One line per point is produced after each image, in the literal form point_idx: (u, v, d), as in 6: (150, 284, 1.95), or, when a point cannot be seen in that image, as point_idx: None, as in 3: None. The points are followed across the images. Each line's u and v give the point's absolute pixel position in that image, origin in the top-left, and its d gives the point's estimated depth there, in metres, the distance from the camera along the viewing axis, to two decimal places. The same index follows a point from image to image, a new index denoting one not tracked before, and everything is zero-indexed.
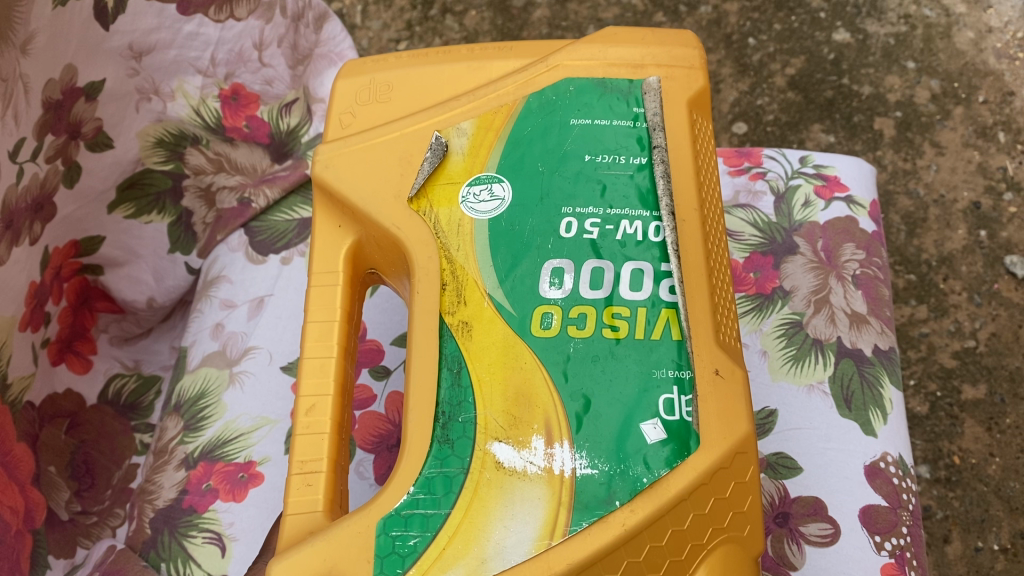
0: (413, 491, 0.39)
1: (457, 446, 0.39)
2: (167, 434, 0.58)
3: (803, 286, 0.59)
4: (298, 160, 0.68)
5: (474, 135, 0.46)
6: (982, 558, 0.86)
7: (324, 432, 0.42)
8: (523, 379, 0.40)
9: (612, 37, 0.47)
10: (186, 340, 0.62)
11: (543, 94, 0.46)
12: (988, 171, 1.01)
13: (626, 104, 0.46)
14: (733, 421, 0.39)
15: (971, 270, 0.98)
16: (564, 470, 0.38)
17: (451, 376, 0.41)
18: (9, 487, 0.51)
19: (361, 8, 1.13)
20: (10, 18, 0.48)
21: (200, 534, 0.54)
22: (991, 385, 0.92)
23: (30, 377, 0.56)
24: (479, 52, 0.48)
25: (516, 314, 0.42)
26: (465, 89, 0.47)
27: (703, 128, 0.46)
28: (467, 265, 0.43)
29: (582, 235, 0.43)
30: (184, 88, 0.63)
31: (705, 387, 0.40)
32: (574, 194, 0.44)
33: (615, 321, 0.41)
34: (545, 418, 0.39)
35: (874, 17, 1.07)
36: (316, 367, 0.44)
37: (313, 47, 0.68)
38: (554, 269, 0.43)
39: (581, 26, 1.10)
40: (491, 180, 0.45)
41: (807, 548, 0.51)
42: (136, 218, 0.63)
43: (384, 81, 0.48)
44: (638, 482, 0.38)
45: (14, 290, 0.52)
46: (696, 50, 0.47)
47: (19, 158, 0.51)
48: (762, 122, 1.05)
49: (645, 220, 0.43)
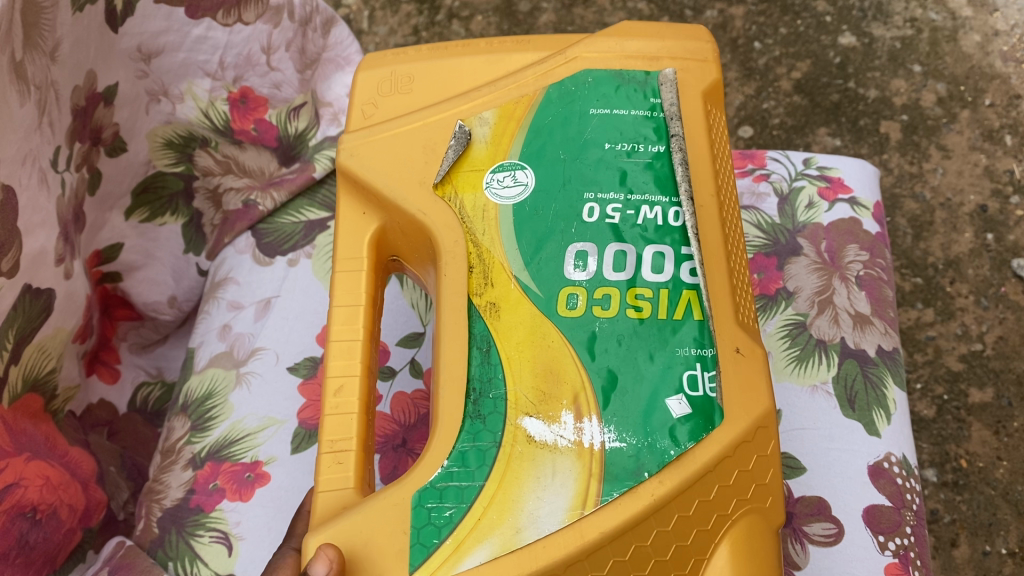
0: (447, 465, 0.39)
1: (489, 420, 0.40)
2: (175, 434, 0.59)
3: (807, 287, 0.59)
4: (306, 163, 0.67)
5: (496, 125, 0.46)
6: (990, 562, 0.87)
7: (353, 414, 0.43)
8: (551, 356, 0.41)
9: (628, 30, 0.47)
10: (194, 341, 0.62)
11: (562, 85, 0.47)
12: (995, 174, 1.02)
13: (642, 95, 0.46)
14: (755, 394, 0.40)
15: (977, 273, 0.98)
16: (593, 443, 0.39)
17: (481, 354, 0.41)
18: (72, 485, 0.53)
19: (369, 13, 1.16)
20: (38, 26, 0.47)
21: (207, 533, 0.55)
22: (998, 389, 0.93)
23: (74, 388, 0.57)
24: (497, 46, 0.49)
25: (542, 295, 0.42)
26: (484, 81, 0.48)
27: (717, 120, 0.47)
28: (493, 248, 0.43)
29: (604, 220, 0.44)
30: (193, 91, 0.63)
31: (726, 364, 0.40)
32: (595, 180, 0.44)
33: (638, 301, 0.42)
34: (574, 394, 0.40)
35: (880, 20, 1.08)
36: (343, 351, 0.44)
37: (320, 52, 0.67)
38: (578, 253, 0.43)
39: (586, 30, 1.12)
40: (514, 167, 0.45)
41: (811, 548, 0.51)
42: (151, 220, 0.64)
43: (406, 74, 0.48)
44: (665, 454, 0.38)
45: (76, 303, 0.55)
46: (709, 43, 0.47)
47: (58, 168, 0.51)
48: (767, 125, 1.06)
49: (665, 206, 0.44)
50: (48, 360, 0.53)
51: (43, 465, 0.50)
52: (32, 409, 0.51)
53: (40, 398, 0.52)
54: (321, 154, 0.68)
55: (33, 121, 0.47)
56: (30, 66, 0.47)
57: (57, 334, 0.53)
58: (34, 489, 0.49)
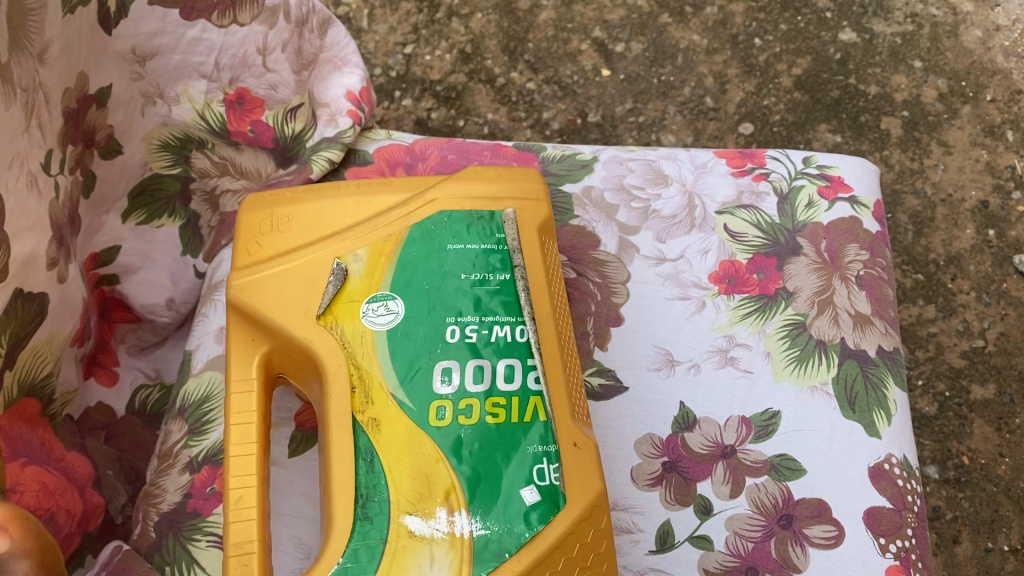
0: (343, 561, 0.42)
1: (375, 522, 0.42)
2: (172, 438, 0.58)
3: (806, 287, 0.59)
4: (302, 165, 0.67)
5: (369, 262, 0.49)
6: (992, 559, 0.92)
7: (252, 517, 0.45)
8: (427, 462, 0.44)
9: (474, 176, 0.52)
10: (191, 344, 0.62)
11: (422, 225, 0.50)
12: (996, 170, 1.06)
13: (488, 230, 0.50)
14: (592, 479, 0.44)
15: (979, 269, 1.03)
16: (464, 531, 0.42)
17: (366, 465, 0.44)
18: (68, 491, 0.53)
19: (368, 12, 1.19)
20: (26, 29, 0.46)
21: (204, 538, 0.54)
22: (1000, 385, 0.98)
23: (73, 391, 0.57)
24: (366, 189, 0.52)
25: (416, 409, 0.45)
26: (351, 222, 0.50)
27: (551, 249, 0.52)
28: (373, 369, 0.46)
29: (464, 340, 0.47)
30: (189, 92, 0.62)
31: (567, 458, 0.44)
32: (455, 306, 0.48)
33: (495, 408, 0.45)
34: (445, 491, 0.43)
35: (881, 16, 1.12)
36: (239, 465, 0.46)
37: (317, 53, 0.67)
38: (444, 369, 0.46)
39: (586, 27, 1.16)
40: (386, 297, 0.48)
41: (811, 550, 0.51)
42: (148, 223, 0.63)
43: (284, 216, 0.50)
44: (522, 536, 0.42)
45: (71, 306, 0.54)
46: (539, 183, 0.52)
47: (49, 171, 0.51)
48: (768, 122, 1.10)
49: (513, 323, 0.48)
50: (44, 364, 0.52)
51: (40, 470, 0.50)
52: (30, 413, 0.51)
53: (36, 403, 0.52)
54: (319, 156, 0.67)
55: (22, 123, 0.47)
56: (17, 69, 0.46)
57: (54, 338, 0.53)
58: (31, 495, 0.49)
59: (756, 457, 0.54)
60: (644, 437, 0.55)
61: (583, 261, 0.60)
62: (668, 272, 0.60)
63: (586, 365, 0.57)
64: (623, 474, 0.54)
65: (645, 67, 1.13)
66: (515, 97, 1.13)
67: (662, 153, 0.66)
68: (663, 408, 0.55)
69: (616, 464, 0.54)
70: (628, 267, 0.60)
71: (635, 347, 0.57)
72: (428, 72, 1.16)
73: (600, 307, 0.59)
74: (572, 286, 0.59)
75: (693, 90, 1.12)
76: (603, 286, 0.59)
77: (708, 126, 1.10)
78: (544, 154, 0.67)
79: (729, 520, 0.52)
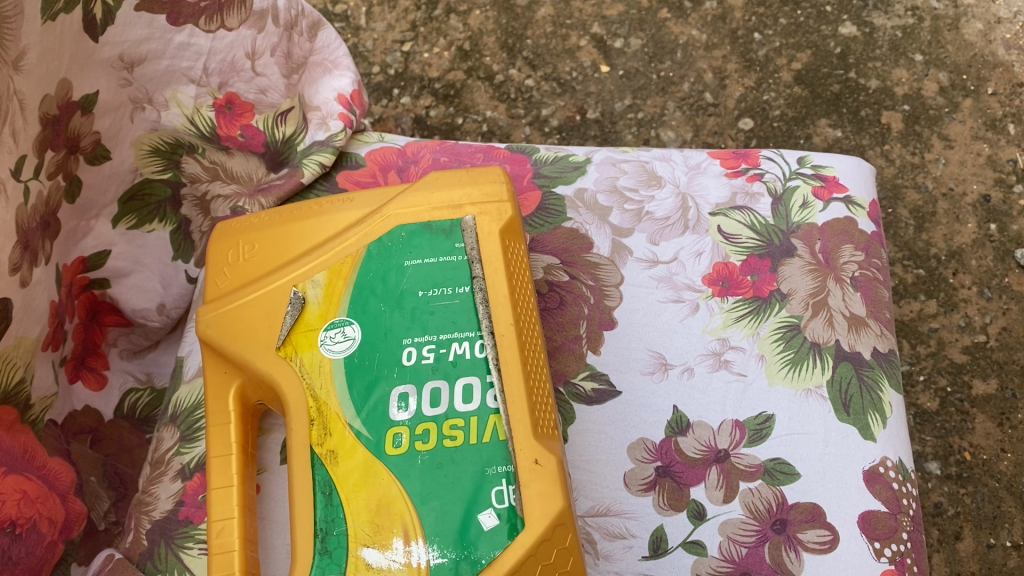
0: None
1: (334, 556, 0.44)
2: (164, 445, 0.58)
3: (801, 289, 0.58)
4: (294, 169, 0.66)
5: (328, 284, 0.50)
6: (994, 555, 0.92)
7: (232, 549, 0.47)
8: (382, 492, 0.44)
9: (433, 184, 0.52)
10: (183, 350, 0.62)
11: (380, 242, 0.50)
12: (998, 164, 1.05)
13: (448, 241, 0.50)
14: (551, 499, 0.43)
15: (980, 264, 1.02)
16: (421, 562, 0.42)
17: (324, 498, 0.45)
18: (49, 498, 0.52)
19: (366, 10, 1.19)
20: (0, 36, 0.46)
21: (196, 545, 0.54)
22: (1002, 380, 0.97)
23: (52, 396, 0.55)
24: (327, 207, 0.53)
25: (372, 438, 0.45)
26: (316, 243, 0.51)
27: (516, 252, 0.50)
28: (330, 400, 0.47)
29: (421, 362, 0.47)
30: (178, 97, 0.61)
31: (526, 475, 0.43)
32: (412, 325, 0.48)
33: (452, 431, 0.45)
34: (398, 521, 0.43)
35: (881, 10, 1.11)
36: (221, 495, 0.49)
37: (307, 55, 0.67)
38: (401, 394, 0.46)
39: (585, 23, 1.15)
40: (343, 323, 0.48)
41: (806, 555, 0.51)
42: (139, 228, 0.63)
43: (246, 244, 0.52)
44: (478, 563, 0.42)
45: (39, 309, 0.52)
46: (504, 184, 0.51)
47: (22, 177, 0.50)
48: (768, 117, 1.09)
49: (471, 339, 0.47)
50: (15, 370, 0.50)
51: (20, 479, 0.49)
52: (6, 422, 0.49)
53: (13, 410, 0.50)
54: (310, 160, 0.66)
55: None
56: None
57: (21, 343, 0.51)
58: (12, 504, 0.48)
59: (750, 461, 0.53)
60: (637, 442, 0.54)
61: (576, 263, 0.60)
62: (661, 274, 0.60)
63: (579, 369, 0.57)
64: (616, 479, 0.53)
65: (644, 63, 1.13)
66: (513, 95, 1.13)
67: (656, 154, 0.66)
68: (655, 412, 0.55)
69: (609, 469, 0.54)
70: (621, 269, 0.60)
71: (629, 351, 0.57)
72: (427, 69, 1.15)
73: (593, 310, 0.58)
74: (565, 288, 0.59)
75: (692, 86, 1.11)
76: (596, 288, 0.59)
77: (707, 121, 1.10)
78: (537, 155, 0.66)
79: (723, 525, 0.52)
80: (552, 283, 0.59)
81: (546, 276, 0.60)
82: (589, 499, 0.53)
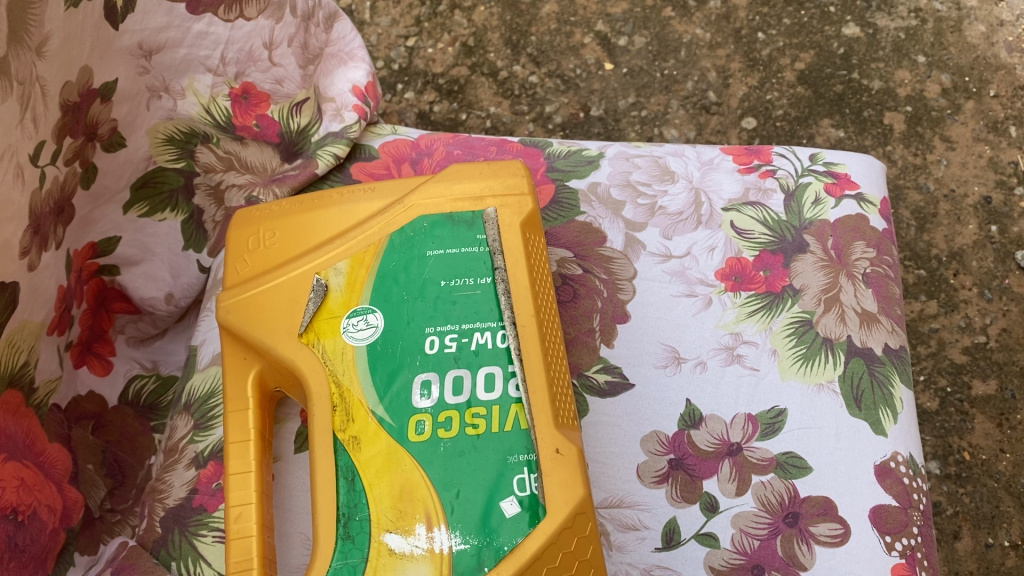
0: None
1: (357, 541, 0.44)
2: (178, 433, 0.58)
3: (813, 284, 0.59)
4: (309, 159, 0.67)
5: (350, 273, 0.50)
6: (992, 554, 0.92)
7: (250, 534, 0.47)
8: (405, 478, 0.44)
9: (455, 175, 0.52)
10: (197, 339, 0.62)
11: (403, 231, 0.50)
12: (999, 166, 1.06)
13: (470, 232, 0.50)
14: (572, 488, 0.43)
15: (981, 265, 1.03)
16: (443, 548, 0.43)
17: (347, 483, 0.45)
18: (46, 486, 0.52)
19: (370, 5, 1.19)
20: (24, 21, 0.46)
21: (210, 533, 0.54)
22: (1001, 381, 0.98)
23: (57, 380, 0.56)
24: (348, 196, 0.53)
25: (395, 425, 0.46)
26: (338, 231, 0.51)
27: (536, 244, 0.51)
28: (352, 387, 0.47)
29: (443, 351, 0.47)
30: (195, 86, 0.62)
31: (548, 464, 0.44)
32: (434, 315, 0.48)
33: (474, 419, 0.45)
34: (421, 507, 0.44)
35: (884, 11, 1.12)
36: (239, 481, 0.49)
37: (323, 46, 0.68)
38: (423, 382, 0.47)
39: (589, 21, 1.15)
40: (366, 311, 0.49)
41: (818, 548, 0.51)
42: (150, 215, 0.63)
43: (267, 231, 0.52)
44: (500, 550, 0.42)
45: (44, 294, 0.52)
46: (525, 177, 0.52)
47: (39, 162, 0.50)
48: (771, 116, 1.09)
49: (493, 330, 0.48)
50: (19, 354, 0.50)
51: (19, 466, 0.49)
52: (12, 405, 0.49)
53: (18, 394, 0.50)
54: (324, 150, 0.66)
55: (15, 115, 0.46)
56: (14, 61, 0.46)
57: (25, 326, 0.50)
58: (11, 491, 0.47)
59: (762, 454, 0.54)
60: (650, 434, 0.55)
61: (589, 257, 0.60)
62: (674, 268, 0.60)
63: (593, 361, 0.57)
64: (628, 471, 0.54)
65: (647, 61, 1.13)
66: (517, 91, 1.13)
67: (669, 149, 0.67)
68: (669, 404, 0.55)
69: (623, 461, 0.54)
70: (634, 264, 0.60)
71: (641, 345, 0.57)
72: (431, 65, 1.15)
73: (606, 304, 0.58)
74: (579, 282, 0.59)
75: (696, 85, 1.11)
76: (609, 282, 0.59)
77: (710, 120, 1.10)
78: (550, 149, 0.67)
79: (735, 517, 0.52)
80: (566, 277, 0.59)
81: (559, 269, 0.60)
82: (603, 491, 0.53)
